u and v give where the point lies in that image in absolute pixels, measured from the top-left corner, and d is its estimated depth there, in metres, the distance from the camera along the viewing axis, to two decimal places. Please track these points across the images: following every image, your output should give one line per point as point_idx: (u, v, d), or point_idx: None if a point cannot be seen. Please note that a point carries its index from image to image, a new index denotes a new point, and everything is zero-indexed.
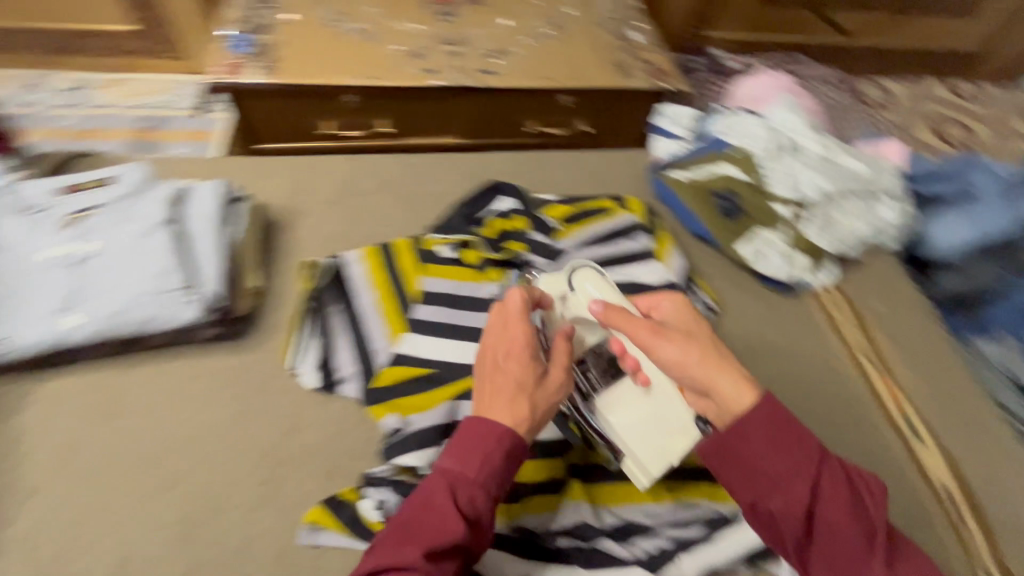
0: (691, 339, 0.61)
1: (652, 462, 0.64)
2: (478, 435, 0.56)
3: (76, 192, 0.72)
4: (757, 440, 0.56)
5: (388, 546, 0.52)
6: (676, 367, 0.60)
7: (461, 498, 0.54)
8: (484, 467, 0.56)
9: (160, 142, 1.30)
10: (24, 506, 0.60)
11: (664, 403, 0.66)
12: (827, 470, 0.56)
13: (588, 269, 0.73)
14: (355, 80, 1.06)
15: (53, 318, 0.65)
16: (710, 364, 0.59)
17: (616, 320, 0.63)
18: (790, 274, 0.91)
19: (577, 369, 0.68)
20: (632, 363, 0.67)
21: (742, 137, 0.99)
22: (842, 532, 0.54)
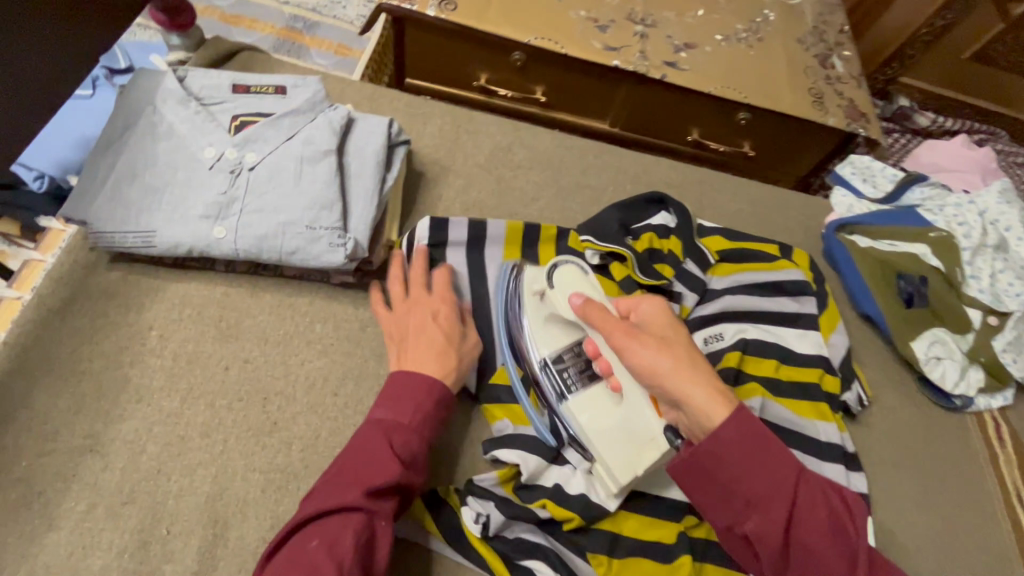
0: (660, 340, 0.54)
1: (617, 470, 0.56)
2: (402, 382, 0.55)
3: (252, 99, 0.68)
4: (732, 456, 0.47)
5: (322, 490, 0.48)
6: (649, 371, 0.53)
7: (395, 440, 0.51)
8: (415, 410, 0.53)
9: (303, 48, 1.24)
10: (135, 406, 0.58)
11: (632, 413, 0.58)
12: (807, 491, 0.47)
13: (571, 265, 0.67)
14: (532, 39, 0.97)
15: (202, 223, 0.61)
16: (679, 367, 0.52)
17: (591, 313, 0.59)
18: (960, 390, 0.79)
19: (553, 369, 0.64)
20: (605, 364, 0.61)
21: (946, 217, 0.86)
22: (826, 566, 0.45)
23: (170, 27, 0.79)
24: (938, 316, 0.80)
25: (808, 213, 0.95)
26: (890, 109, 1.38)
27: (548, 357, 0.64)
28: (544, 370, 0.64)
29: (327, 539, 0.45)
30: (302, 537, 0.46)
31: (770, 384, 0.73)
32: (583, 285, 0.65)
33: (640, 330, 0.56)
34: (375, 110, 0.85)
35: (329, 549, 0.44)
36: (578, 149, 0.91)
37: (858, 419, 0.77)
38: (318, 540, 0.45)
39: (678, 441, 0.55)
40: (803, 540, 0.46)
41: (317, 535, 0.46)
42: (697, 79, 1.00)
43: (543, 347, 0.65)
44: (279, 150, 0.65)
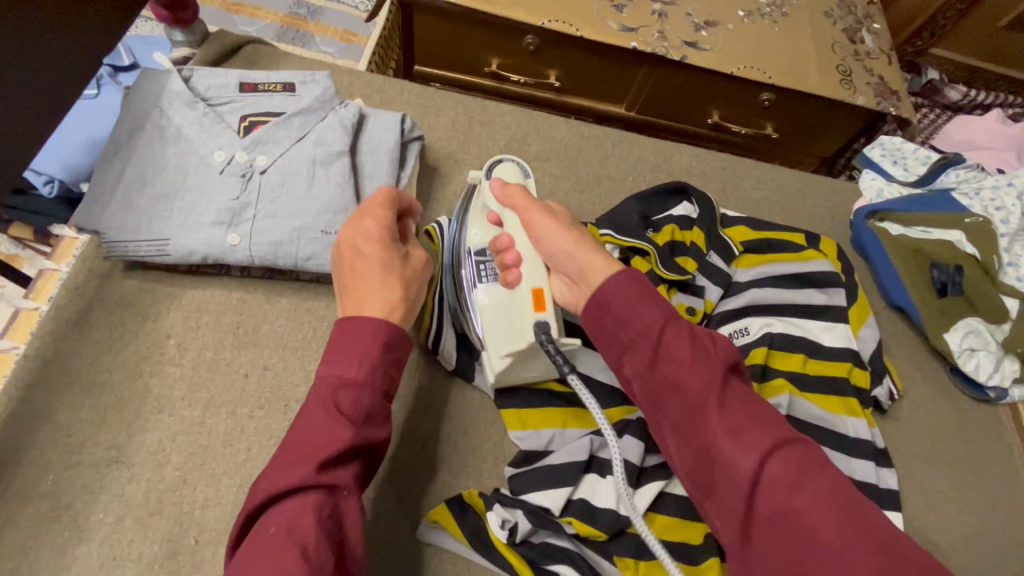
0: (565, 225, 0.57)
1: (496, 357, 0.59)
2: (338, 338, 0.49)
3: (262, 97, 0.66)
4: (613, 300, 0.50)
5: (271, 470, 0.44)
6: (554, 242, 0.56)
7: (342, 401, 0.46)
8: (362, 364, 0.48)
9: (308, 36, 1.21)
10: (157, 416, 0.58)
11: (517, 307, 0.58)
12: (673, 332, 0.48)
13: (512, 164, 0.66)
14: (546, 21, 0.93)
15: (215, 229, 0.59)
16: (582, 243, 0.55)
17: (513, 194, 0.61)
18: (997, 381, 0.76)
19: (473, 258, 0.64)
20: (512, 258, 0.60)
21: (982, 201, 0.83)
22: (688, 401, 0.45)
23: (173, 23, 0.76)
24: (973, 306, 0.78)
25: (835, 199, 0.91)
26: (918, 84, 1.29)
27: (473, 246, 0.65)
28: (466, 257, 0.64)
29: (286, 523, 0.41)
30: (262, 524, 0.42)
31: (796, 379, 0.71)
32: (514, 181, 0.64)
33: (554, 216, 0.59)
34: (386, 102, 0.82)
35: (290, 534, 0.40)
36: (595, 137, 0.88)
37: (889, 414, 0.75)
38: (276, 526, 0.41)
39: (542, 335, 0.54)
40: (668, 373, 0.46)
41: (275, 520, 0.42)
42: (718, 59, 0.95)
43: (473, 232, 0.66)
44: (290, 153, 0.63)
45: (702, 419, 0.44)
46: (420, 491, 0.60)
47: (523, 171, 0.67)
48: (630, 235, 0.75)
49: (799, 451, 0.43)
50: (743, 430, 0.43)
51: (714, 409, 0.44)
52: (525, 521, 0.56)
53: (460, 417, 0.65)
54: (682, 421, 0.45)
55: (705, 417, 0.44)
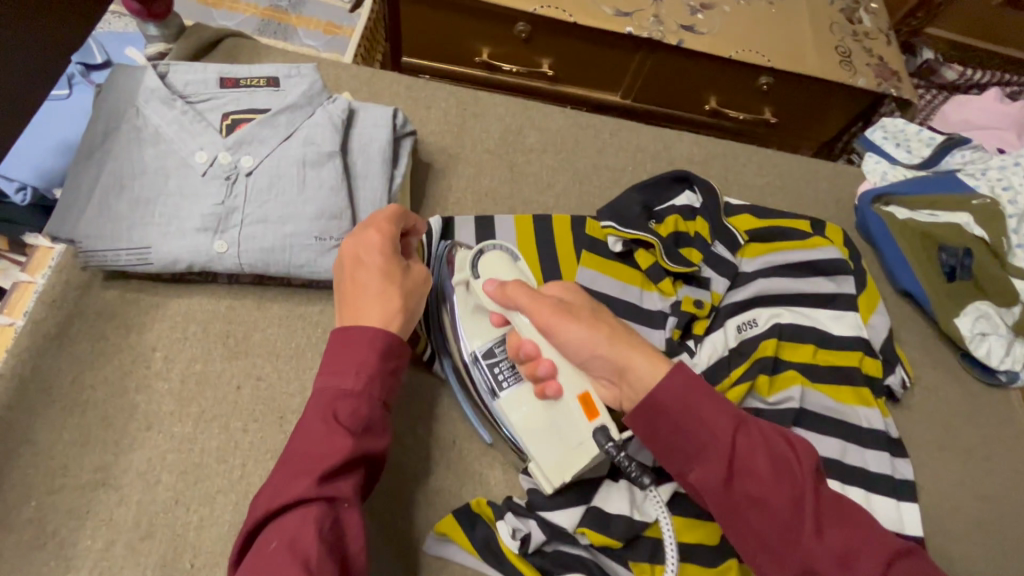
0: (590, 317, 0.52)
1: (550, 474, 0.54)
2: (336, 345, 0.47)
3: (245, 94, 0.63)
4: (675, 414, 0.46)
5: (270, 485, 0.42)
6: (587, 348, 0.51)
7: (342, 410, 0.44)
8: (361, 371, 0.46)
9: (289, 29, 1.17)
10: (145, 434, 0.55)
11: (563, 418, 0.55)
12: (746, 440, 0.45)
13: (496, 250, 0.61)
14: (537, 8, 0.90)
15: (201, 235, 0.56)
16: (618, 342, 0.50)
17: (517, 293, 0.55)
18: (1007, 365, 0.75)
19: (485, 365, 0.59)
20: (546, 367, 0.55)
21: (988, 181, 0.81)
22: (778, 518, 0.43)
23: (146, 17, 0.72)
24: (981, 289, 0.76)
25: (838, 184, 0.89)
26: (914, 64, 1.28)
27: (478, 352, 0.60)
28: (475, 366, 0.59)
29: (287, 537, 0.39)
30: (262, 540, 0.40)
31: (807, 370, 0.69)
32: (506, 273, 0.59)
33: (568, 305, 0.53)
34: (375, 95, 0.79)
35: (291, 548, 0.38)
36: (592, 127, 0.85)
37: (901, 403, 0.74)
38: (277, 541, 0.39)
39: (609, 444, 0.52)
40: (750, 490, 0.44)
41: (276, 535, 0.40)
42: (716, 42, 0.92)
43: (474, 340, 0.60)
44: (277, 152, 0.60)
45: (795, 537, 0.42)
46: (425, 501, 0.58)
47: (507, 252, 0.62)
48: (633, 227, 0.72)
49: (901, 561, 0.42)
50: (843, 548, 0.42)
51: (809, 530, 0.42)
52: (538, 530, 0.54)
53: (464, 423, 0.63)
54: (770, 539, 0.43)
55: (800, 539, 0.42)
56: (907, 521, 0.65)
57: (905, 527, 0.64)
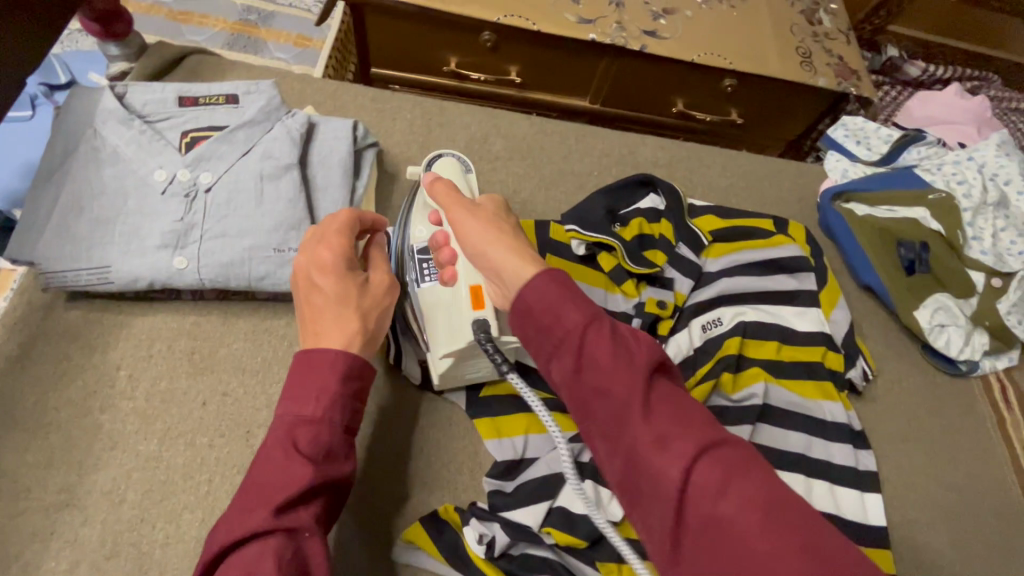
0: (491, 215, 0.52)
1: (439, 349, 0.58)
2: (295, 375, 0.47)
3: (204, 111, 0.63)
4: (524, 302, 0.43)
5: (228, 520, 0.41)
6: (471, 238, 0.51)
7: (301, 439, 0.44)
8: (321, 397, 0.46)
9: (259, 42, 1.17)
10: (110, 453, 0.55)
11: (457, 304, 0.57)
12: (597, 334, 0.40)
13: (451, 160, 0.68)
14: (502, 18, 0.91)
15: (160, 253, 0.57)
16: (501, 239, 0.49)
17: (438, 190, 0.56)
18: (966, 355, 0.77)
19: (414, 254, 0.62)
20: (449, 256, 0.59)
21: (943, 176, 0.83)
22: (618, 408, 0.37)
23: (106, 37, 0.72)
24: (939, 281, 0.78)
25: (801, 182, 0.91)
26: (878, 62, 1.31)
27: (415, 245, 0.63)
28: (411, 257, 0.62)
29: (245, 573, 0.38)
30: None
31: (770, 366, 0.71)
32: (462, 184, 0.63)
33: (477, 209, 0.53)
34: (340, 108, 0.80)
35: None
36: (558, 133, 0.86)
37: (864, 395, 0.75)
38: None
39: (482, 332, 0.52)
40: (593, 379, 0.39)
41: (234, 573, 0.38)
42: (678, 46, 0.94)
43: (416, 232, 0.64)
44: (236, 168, 0.60)
45: (639, 435, 0.36)
46: (393, 510, 0.58)
47: (463, 166, 0.68)
48: (596, 231, 0.74)
49: (722, 453, 0.35)
50: (667, 433, 0.36)
51: (639, 416, 0.37)
52: (502, 534, 0.55)
53: (431, 431, 0.63)
54: (620, 442, 0.37)
55: (629, 426, 0.37)
56: (870, 512, 0.66)
57: (868, 517, 0.66)
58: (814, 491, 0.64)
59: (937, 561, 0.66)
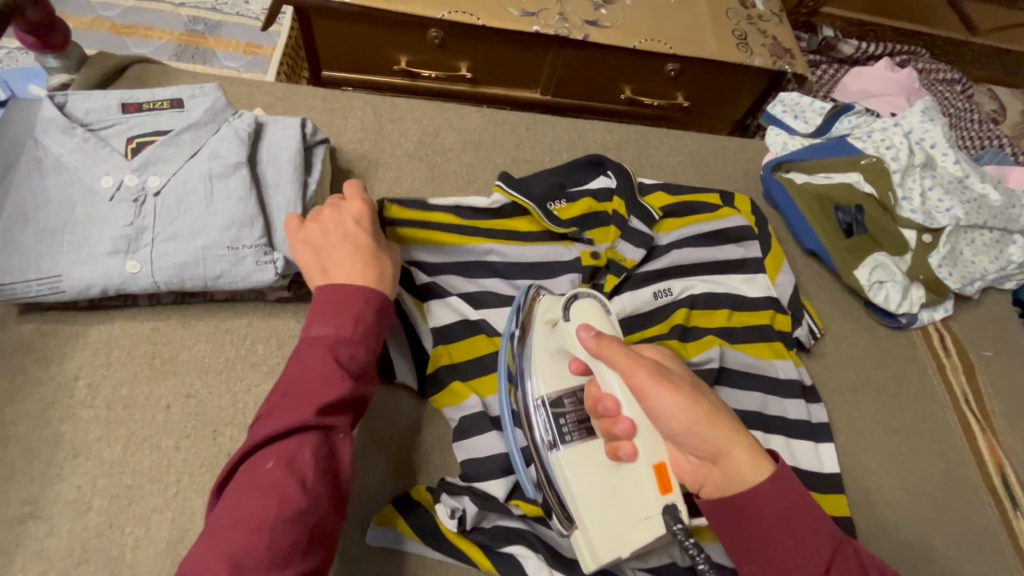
0: (691, 392, 0.50)
1: (600, 545, 0.52)
2: (333, 298, 0.52)
3: (147, 115, 0.63)
4: (769, 514, 0.47)
5: (269, 415, 0.47)
6: (681, 419, 0.49)
7: (341, 355, 0.49)
8: (356, 324, 0.51)
9: (207, 52, 1.16)
10: (73, 462, 0.55)
11: (630, 492, 0.53)
12: (840, 563, 0.46)
13: (589, 299, 0.60)
14: (446, 14, 0.93)
15: (112, 258, 0.57)
16: (718, 427, 0.49)
17: (611, 352, 0.52)
18: (905, 308, 0.81)
19: (551, 415, 0.56)
20: (625, 429, 0.53)
21: (873, 142, 0.88)
22: None
23: (43, 49, 0.72)
24: (876, 241, 0.83)
25: (745, 157, 0.95)
26: (814, 42, 1.33)
27: (546, 397, 0.57)
28: (540, 412, 0.56)
29: (283, 461, 0.44)
30: (257, 464, 0.44)
31: (723, 333, 0.74)
32: (601, 324, 0.59)
33: (666, 373, 0.51)
34: (290, 109, 0.80)
35: (288, 469, 0.44)
36: (509, 122, 0.88)
37: (813, 352, 0.79)
38: (275, 462, 0.44)
39: (677, 525, 0.50)
40: None
41: (273, 456, 0.44)
42: (620, 34, 0.97)
43: (542, 383, 0.57)
44: (184, 170, 0.60)
45: None
46: (367, 496, 0.59)
47: (598, 302, 0.61)
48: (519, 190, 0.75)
49: None
50: None
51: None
52: (471, 505, 0.57)
53: (400, 417, 0.64)
54: None
55: None
56: (825, 460, 0.70)
57: (822, 465, 0.70)
58: (771, 445, 0.68)
59: (888, 501, 0.70)
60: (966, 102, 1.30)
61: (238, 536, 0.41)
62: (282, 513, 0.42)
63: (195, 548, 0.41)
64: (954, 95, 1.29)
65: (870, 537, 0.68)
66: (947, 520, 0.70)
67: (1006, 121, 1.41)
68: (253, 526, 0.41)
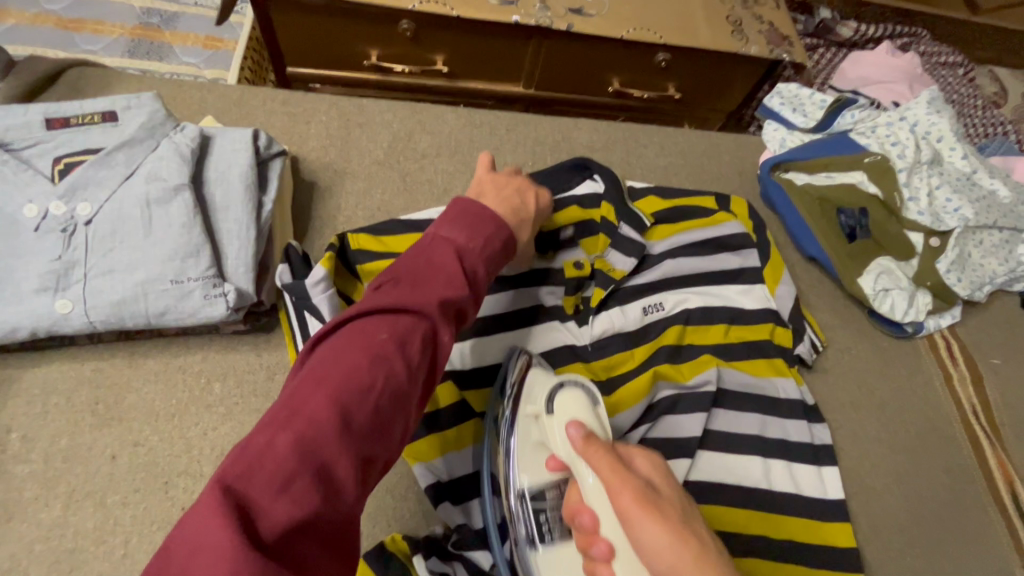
0: (676, 515, 0.39)
1: None
2: (473, 211, 0.47)
3: (78, 132, 0.57)
4: None
5: (387, 287, 0.40)
6: (663, 558, 0.38)
7: (465, 261, 0.44)
8: (486, 243, 0.46)
9: (164, 47, 1.08)
10: (7, 526, 0.50)
11: None
12: None
13: (577, 391, 0.53)
14: (416, 4, 0.86)
15: (39, 297, 0.51)
16: (707, 565, 0.36)
17: (595, 456, 0.44)
18: (912, 317, 0.77)
19: (530, 508, 0.51)
20: (603, 549, 0.43)
21: (878, 138, 0.82)
22: None
23: None
24: (880, 245, 0.79)
25: (741, 154, 0.89)
26: (811, 24, 1.26)
27: (526, 490, 0.51)
28: (519, 503, 0.51)
29: (397, 334, 0.37)
30: (365, 325, 0.37)
31: (720, 351, 0.69)
32: (588, 416, 0.51)
33: (651, 492, 0.40)
34: (246, 115, 0.73)
35: (401, 345, 0.36)
36: (488, 123, 0.81)
37: (815, 367, 0.75)
38: (389, 332, 0.37)
39: None
40: None
41: (386, 326, 0.37)
42: (606, 23, 0.90)
43: (525, 474, 0.52)
44: (119, 194, 0.54)
45: None
46: None
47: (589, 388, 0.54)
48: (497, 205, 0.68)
49: None
50: None
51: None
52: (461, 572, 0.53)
53: None
54: None
55: None
56: (829, 486, 0.66)
57: (827, 491, 0.65)
58: (771, 472, 0.64)
59: (894, 526, 0.67)
60: (969, 86, 1.24)
61: (344, 384, 0.33)
62: (391, 384, 0.34)
63: (288, 390, 0.33)
64: (957, 78, 1.23)
65: (876, 566, 0.64)
66: (956, 544, 0.67)
67: (1009, 104, 1.35)
68: (360, 383, 0.33)
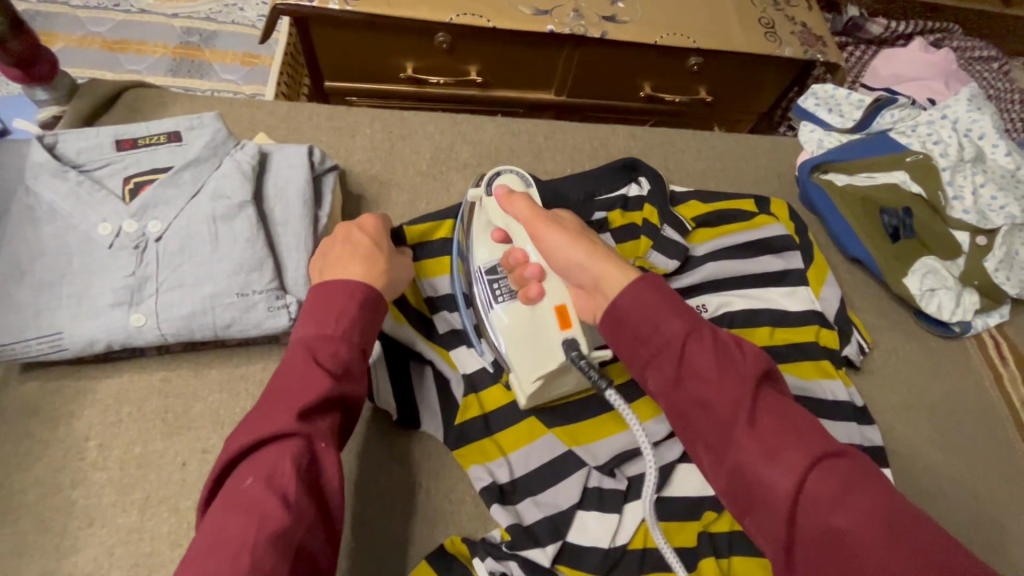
0: (577, 231, 0.51)
1: (524, 381, 0.56)
2: (321, 294, 0.48)
3: (146, 152, 0.59)
4: (629, 313, 0.43)
5: (249, 423, 0.42)
6: (566, 254, 0.50)
7: (321, 354, 0.45)
8: (341, 318, 0.47)
9: (204, 65, 1.11)
10: (88, 531, 0.52)
11: (541, 328, 0.56)
12: (696, 345, 0.40)
13: (514, 175, 0.62)
14: (455, 17, 0.87)
15: (115, 311, 0.53)
16: (598, 255, 0.48)
17: (516, 205, 0.55)
18: (960, 316, 0.76)
19: (485, 279, 0.60)
20: (532, 271, 0.56)
21: (919, 137, 0.82)
22: (719, 414, 0.38)
23: (31, 81, 0.67)
24: (926, 245, 0.78)
25: (778, 156, 0.89)
26: (840, 23, 1.26)
27: (484, 266, 0.61)
28: (479, 280, 0.61)
29: (263, 473, 0.39)
30: (235, 479, 0.40)
31: (767, 353, 0.69)
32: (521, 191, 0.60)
33: (564, 223, 0.52)
34: (295, 131, 0.76)
35: (269, 481, 0.39)
36: (526, 132, 0.83)
37: (862, 369, 0.74)
38: (252, 478, 0.39)
39: (574, 352, 0.52)
40: (694, 391, 0.39)
41: (251, 472, 0.40)
42: (639, 30, 0.91)
43: (480, 254, 0.61)
44: (186, 212, 0.56)
45: (730, 433, 0.38)
46: (395, 555, 0.54)
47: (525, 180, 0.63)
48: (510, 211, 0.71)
49: (836, 461, 0.36)
50: (774, 444, 0.37)
51: (744, 425, 0.38)
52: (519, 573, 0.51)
53: (428, 464, 0.59)
54: (711, 437, 0.39)
55: (735, 433, 0.38)
56: None
57: None
58: None
59: (952, 529, 0.65)
60: (1005, 81, 1.22)
61: (216, 558, 0.36)
62: (263, 532, 0.37)
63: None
64: (993, 74, 1.22)
65: None
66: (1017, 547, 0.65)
67: None
68: (232, 550, 0.36)
